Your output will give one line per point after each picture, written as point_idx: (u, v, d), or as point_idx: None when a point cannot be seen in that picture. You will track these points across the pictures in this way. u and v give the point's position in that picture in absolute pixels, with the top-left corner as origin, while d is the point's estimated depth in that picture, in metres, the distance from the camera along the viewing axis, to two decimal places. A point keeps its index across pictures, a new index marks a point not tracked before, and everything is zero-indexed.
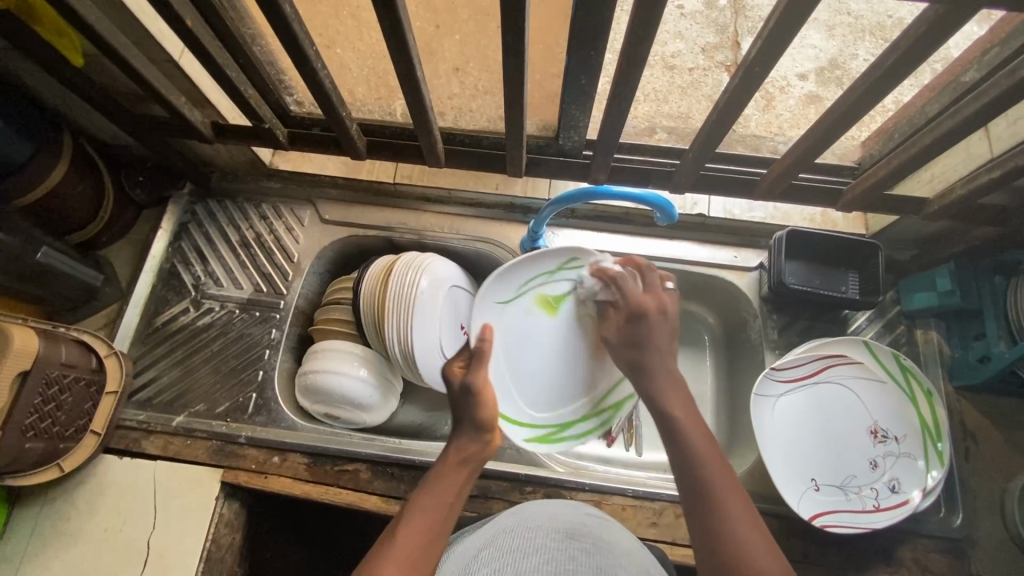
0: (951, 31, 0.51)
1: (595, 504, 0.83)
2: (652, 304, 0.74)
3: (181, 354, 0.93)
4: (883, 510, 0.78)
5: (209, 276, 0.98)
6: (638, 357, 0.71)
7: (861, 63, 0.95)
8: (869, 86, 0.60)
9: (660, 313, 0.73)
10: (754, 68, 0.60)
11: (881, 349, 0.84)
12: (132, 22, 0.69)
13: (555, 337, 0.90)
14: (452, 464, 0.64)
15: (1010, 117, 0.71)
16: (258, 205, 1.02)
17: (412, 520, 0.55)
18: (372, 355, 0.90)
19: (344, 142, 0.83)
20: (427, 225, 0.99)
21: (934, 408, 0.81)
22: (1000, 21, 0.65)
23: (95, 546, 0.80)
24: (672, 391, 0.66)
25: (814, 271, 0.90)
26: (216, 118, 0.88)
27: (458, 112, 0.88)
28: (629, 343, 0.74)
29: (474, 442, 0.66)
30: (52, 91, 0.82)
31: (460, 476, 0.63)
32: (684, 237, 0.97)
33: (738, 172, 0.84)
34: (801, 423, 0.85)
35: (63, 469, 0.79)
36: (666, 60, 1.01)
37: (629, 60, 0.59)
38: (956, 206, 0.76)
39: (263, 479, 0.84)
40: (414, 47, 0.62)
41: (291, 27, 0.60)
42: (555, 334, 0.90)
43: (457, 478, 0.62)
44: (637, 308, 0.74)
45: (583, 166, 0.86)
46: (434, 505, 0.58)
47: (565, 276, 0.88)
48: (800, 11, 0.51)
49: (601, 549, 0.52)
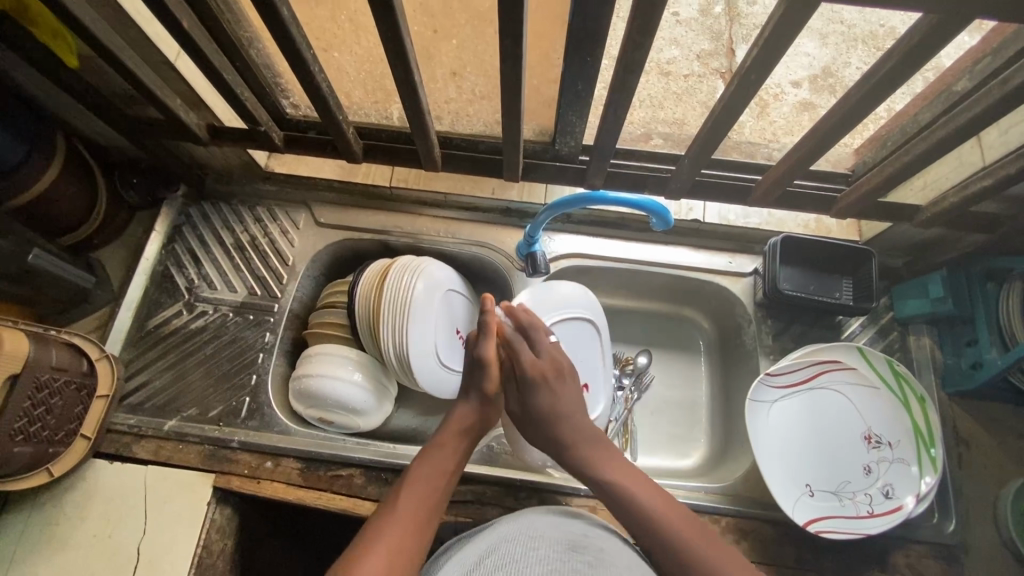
0: (944, 39, 0.51)
1: (591, 510, 0.83)
2: (541, 365, 0.71)
3: (173, 358, 0.92)
4: (876, 517, 0.78)
5: (202, 279, 0.97)
6: (550, 432, 0.68)
7: (853, 71, 0.97)
8: (861, 96, 0.60)
9: (560, 377, 0.71)
10: (749, 76, 0.60)
11: (874, 355, 0.84)
12: (129, 24, 0.69)
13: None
14: (455, 434, 0.67)
15: (1003, 126, 0.72)
16: (253, 207, 1.02)
17: (410, 486, 0.60)
18: (366, 359, 0.90)
19: (341, 146, 0.82)
20: (422, 230, 0.99)
21: (927, 413, 0.81)
22: (991, 32, 0.66)
23: (85, 552, 0.79)
24: (608, 463, 0.64)
25: (808, 277, 0.91)
26: (211, 120, 0.87)
27: (455, 117, 0.87)
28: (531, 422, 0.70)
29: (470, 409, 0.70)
30: (44, 90, 0.81)
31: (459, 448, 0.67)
32: (678, 243, 0.97)
33: (733, 178, 0.85)
34: (796, 428, 0.85)
35: (52, 474, 0.78)
36: (662, 66, 1.01)
37: (626, 67, 0.60)
38: (948, 213, 0.76)
39: (255, 485, 0.84)
40: (412, 50, 0.61)
41: (289, 31, 0.60)
42: None
43: (456, 448, 0.66)
44: (536, 368, 0.71)
45: (579, 172, 0.86)
46: (430, 477, 0.62)
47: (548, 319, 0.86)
48: (795, 21, 0.52)
49: (601, 559, 0.52)
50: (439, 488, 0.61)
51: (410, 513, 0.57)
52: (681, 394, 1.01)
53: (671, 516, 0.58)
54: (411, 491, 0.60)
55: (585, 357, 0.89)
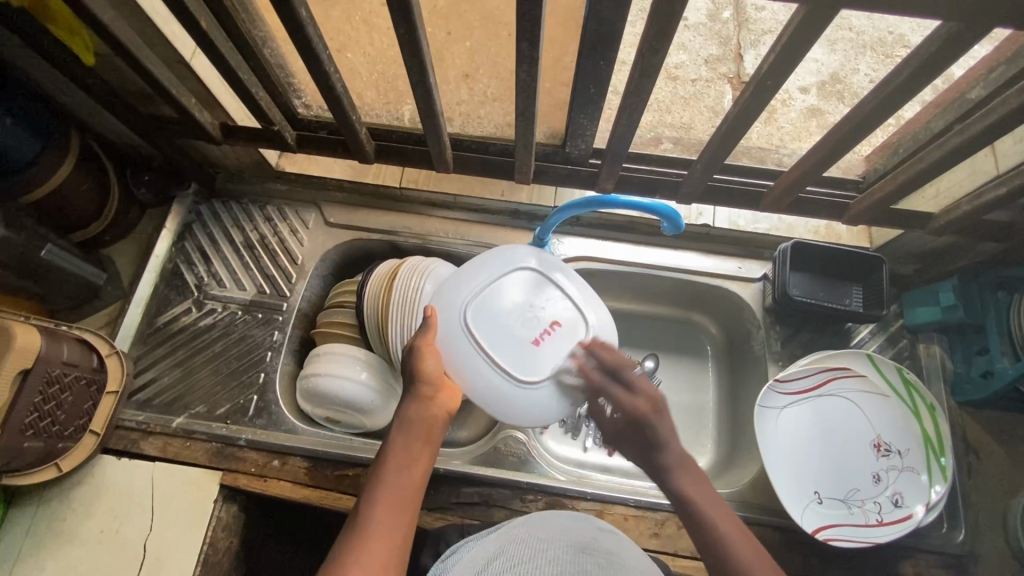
0: (961, 48, 0.51)
1: (598, 514, 0.82)
2: (643, 404, 0.66)
3: (182, 355, 0.92)
4: (886, 525, 0.78)
5: (211, 277, 0.97)
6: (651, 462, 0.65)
7: (863, 78, 0.97)
8: (876, 104, 0.60)
9: (662, 416, 0.65)
10: (766, 82, 0.60)
11: (884, 363, 0.84)
12: (146, 23, 0.69)
13: (506, 348, 0.71)
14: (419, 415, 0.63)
15: (1017, 134, 0.72)
16: (263, 206, 1.02)
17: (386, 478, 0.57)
18: (375, 359, 0.90)
19: (353, 147, 0.83)
20: (432, 230, 0.99)
21: (938, 424, 0.81)
22: (1006, 40, 0.65)
23: (93, 547, 0.79)
24: (689, 476, 0.62)
25: (817, 284, 0.91)
26: (225, 119, 0.88)
27: (465, 119, 0.88)
28: (635, 449, 0.67)
29: (418, 406, 0.64)
30: (58, 86, 0.81)
31: (430, 425, 0.63)
32: (686, 248, 0.97)
33: (744, 184, 0.84)
34: (804, 435, 0.85)
35: (60, 469, 0.79)
36: (670, 71, 1.02)
37: (641, 72, 0.60)
38: (961, 221, 0.76)
39: (263, 483, 0.84)
40: (428, 52, 0.62)
41: (307, 32, 0.60)
42: (504, 348, 0.71)
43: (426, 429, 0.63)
44: (635, 409, 0.66)
45: (590, 175, 0.86)
46: (397, 490, 0.56)
47: (479, 283, 0.74)
48: (812, 29, 0.52)
49: (612, 562, 0.52)
50: (417, 471, 0.59)
51: (394, 507, 0.55)
52: (688, 399, 1.01)
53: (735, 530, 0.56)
54: (379, 513, 0.54)
55: (539, 295, 0.74)
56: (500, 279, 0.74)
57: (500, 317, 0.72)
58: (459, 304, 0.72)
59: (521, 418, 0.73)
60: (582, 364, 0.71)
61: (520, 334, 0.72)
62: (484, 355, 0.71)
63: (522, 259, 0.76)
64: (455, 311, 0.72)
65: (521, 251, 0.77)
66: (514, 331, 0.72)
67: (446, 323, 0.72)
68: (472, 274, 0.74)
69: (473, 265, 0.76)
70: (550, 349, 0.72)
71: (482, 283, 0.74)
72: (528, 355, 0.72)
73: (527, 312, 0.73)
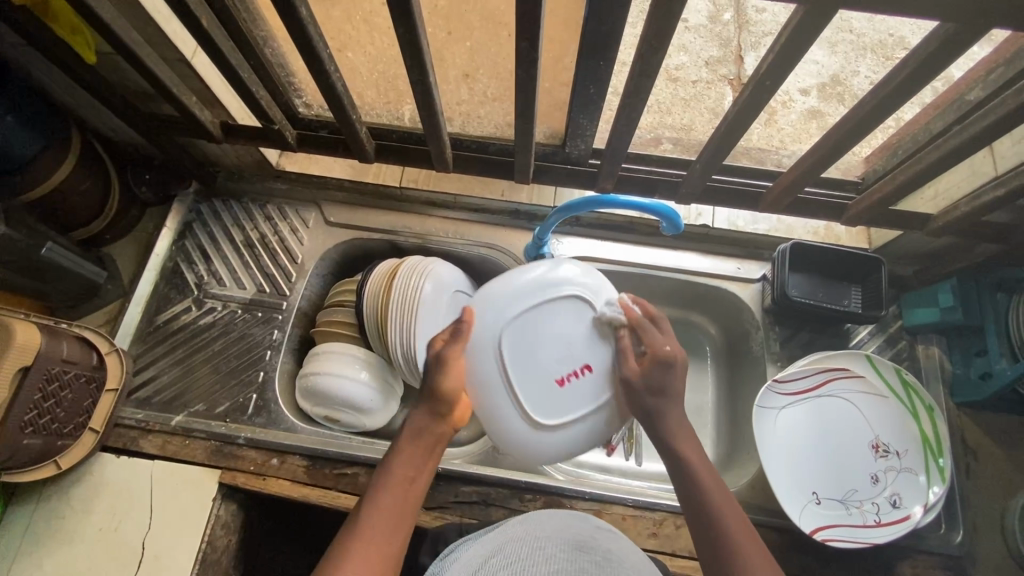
0: (958, 48, 0.51)
1: (596, 513, 0.82)
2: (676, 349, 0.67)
3: (182, 354, 0.93)
4: (884, 526, 0.78)
5: (211, 276, 0.97)
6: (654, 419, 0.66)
7: (862, 80, 0.96)
8: (874, 105, 0.60)
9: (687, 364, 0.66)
10: (764, 82, 0.60)
11: (883, 364, 0.84)
12: (147, 21, 0.69)
13: (529, 380, 0.71)
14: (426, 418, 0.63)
15: (1015, 136, 0.72)
16: (263, 205, 1.02)
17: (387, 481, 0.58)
18: (374, 358, 0.90)
19: (353, 146, 0.83)
20: (431, 230, 1.00)
21: (936, 425, 0.81)
22: (1003, 42, 0.66)
23: (91, 544, 0.79)
24: (686, 439, 0.64)
25: (816, 285, 0.91)
26: (226, 118, 0.88)
27: (465, 118, 0.88)
28: (656, 390, 0.66)
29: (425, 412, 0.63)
30: (59, 84, 0.81)
31: (436, 429, 0.63)
32: (686, 248, 0.97)
33: (744, 185, 0.85)
34: (803, 435, 0.85)
35: (59, 466, 0.79)
36: (671, 72, 1.02)
37: (640, 72, 0.60)
38: (960, 221, 0.76)
39: (261, 481, 0.84)
40: (427, 51, 0.62)
41: (307, 31, 0.60)
42: (528, 380, 0.71)
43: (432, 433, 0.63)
44: (670, 350, 0.66)
45: (590, 175, 0.86)
46: (398, 492, 0.57)
47: (521, 304, 0.71)
48: (809, 29, 0.52)
49: (610, 559, 0.52)
50: (417, 477, 0.60)
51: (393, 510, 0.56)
52: (687, 399, 1.01)
53: (724, 501, 0.58)
54: (378, 514, 0.55)
55: (577, 334, 0.72)
56: (545, 308, 0.71)
57: (533, 348, 0.71)
58: (495, 326, 0.70)
59: (508, 445, 0.74)
60: (630, 309, 0.71)
61: (548, 370, 0.72)
62: (505, 377, 0.71)
63: (569, 287, 0.72)
64: (490, 330, 0.70)
65: (567, 269, 0.72)
66: (544, 366, 0.71)
67: (478, 336, 0.70)
68: (515, 291, 0.71)
69: (519, 274, 0.71)
70: (571, 393, 0.72)
71: (525, 309, 0.71)
72: (548, 394, 0.72)
73: (565, 349, 0.72)
